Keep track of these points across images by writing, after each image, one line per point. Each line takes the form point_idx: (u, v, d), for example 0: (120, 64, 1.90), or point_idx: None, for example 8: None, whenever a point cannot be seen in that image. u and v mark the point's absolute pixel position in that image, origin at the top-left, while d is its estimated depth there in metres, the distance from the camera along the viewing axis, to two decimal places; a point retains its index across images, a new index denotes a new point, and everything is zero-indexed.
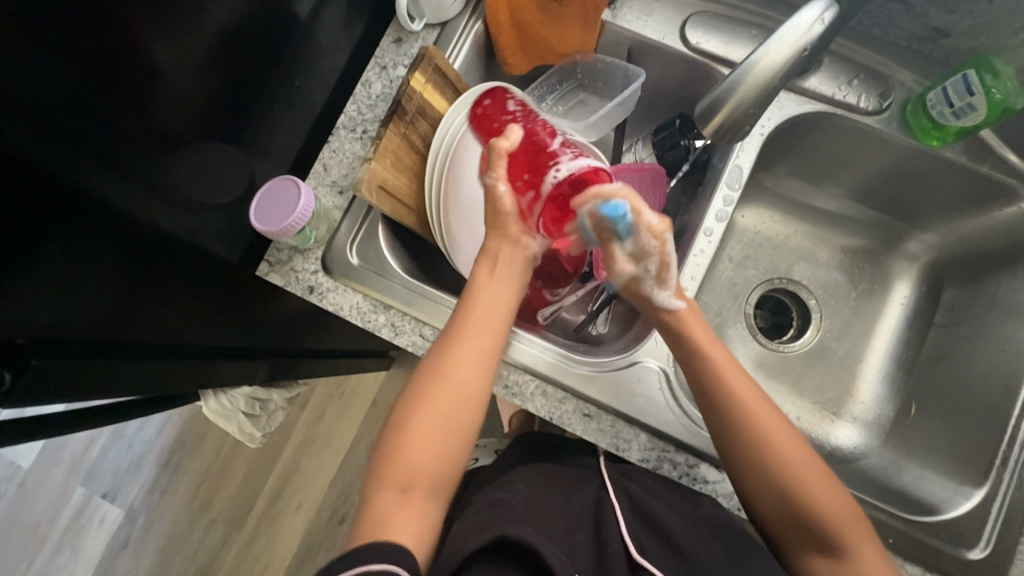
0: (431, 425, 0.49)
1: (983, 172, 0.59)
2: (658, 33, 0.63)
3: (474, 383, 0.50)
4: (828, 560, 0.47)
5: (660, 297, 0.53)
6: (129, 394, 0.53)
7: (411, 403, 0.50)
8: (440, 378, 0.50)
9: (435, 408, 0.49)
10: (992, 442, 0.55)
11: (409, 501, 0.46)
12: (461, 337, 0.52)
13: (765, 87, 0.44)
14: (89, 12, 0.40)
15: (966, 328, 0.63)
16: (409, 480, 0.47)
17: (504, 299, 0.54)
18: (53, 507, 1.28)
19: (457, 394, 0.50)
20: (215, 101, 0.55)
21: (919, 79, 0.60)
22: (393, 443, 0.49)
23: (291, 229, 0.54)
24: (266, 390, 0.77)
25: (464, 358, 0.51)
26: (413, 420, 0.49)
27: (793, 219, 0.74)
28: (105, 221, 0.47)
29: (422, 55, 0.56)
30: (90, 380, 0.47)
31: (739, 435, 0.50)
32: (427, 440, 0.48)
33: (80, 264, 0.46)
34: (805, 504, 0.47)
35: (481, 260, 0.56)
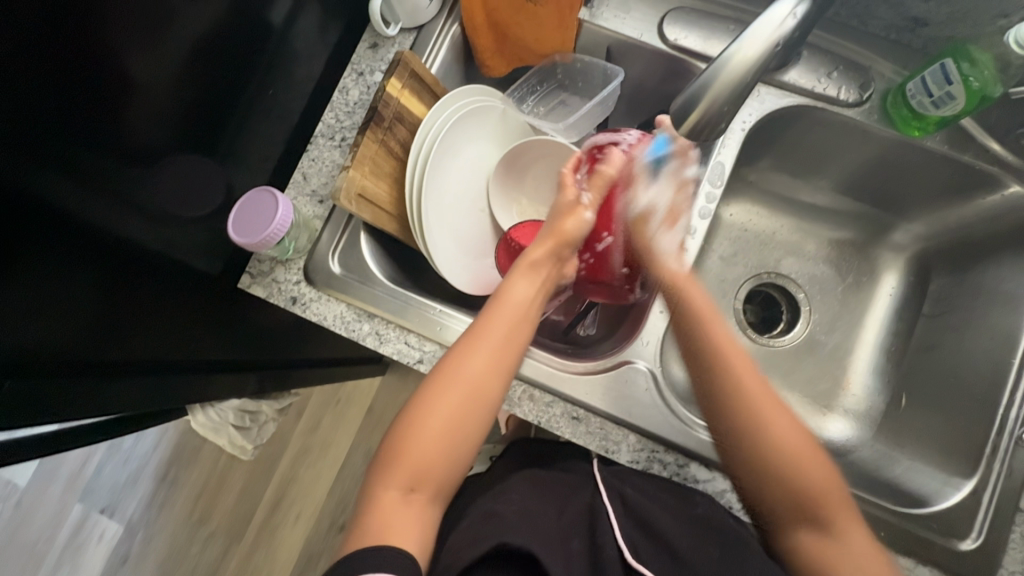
0: (445, 420, 0.49)
1: (965, 160, 0.58)
2: (636, 31, 0.62)
3: (491, 390, 0.50)
4: (815, 535, 0.49)
5: (664, 238, 0.60)
6: (117, 412, 0.53)
7: (426, 392, 0.50)
8: (459, 378, 0.50)
9: (446, 409, 0.49)
10: (982, 431, 0.55)
11: (412, 496, 0.48)
12: (479, 338, 0.51)
13: (739, 84, 0.42)
14: (48, 19, 0.39)
15: (953, 317, 0.63)
16: (413, 480, 0.48)
17: (528, 311, 0.54)
18: (52, 525, 1.28)
19: (475, 398, 0.50)
20: (188, 112, 0.55)
21: (899, 69, 0.60)
22: (402, 427, 0.50)
23: (268, 241, 0.53)
24: (255, 403, 0.77)
25: (488, 364, 0.50)
26: (423, 418, 0.49)
27: (778, 213, 0.74)
28: (78, 238, 0.47)
29: (398, 60, 0.56)
30: (49, 405, 0.46)
31: (727, 405, 0.53)
32: (438, 429, 0.49)
33: (52, 283, 0.45)
34: (788, 473, 0.50)
35: (517, 272, 0.56)
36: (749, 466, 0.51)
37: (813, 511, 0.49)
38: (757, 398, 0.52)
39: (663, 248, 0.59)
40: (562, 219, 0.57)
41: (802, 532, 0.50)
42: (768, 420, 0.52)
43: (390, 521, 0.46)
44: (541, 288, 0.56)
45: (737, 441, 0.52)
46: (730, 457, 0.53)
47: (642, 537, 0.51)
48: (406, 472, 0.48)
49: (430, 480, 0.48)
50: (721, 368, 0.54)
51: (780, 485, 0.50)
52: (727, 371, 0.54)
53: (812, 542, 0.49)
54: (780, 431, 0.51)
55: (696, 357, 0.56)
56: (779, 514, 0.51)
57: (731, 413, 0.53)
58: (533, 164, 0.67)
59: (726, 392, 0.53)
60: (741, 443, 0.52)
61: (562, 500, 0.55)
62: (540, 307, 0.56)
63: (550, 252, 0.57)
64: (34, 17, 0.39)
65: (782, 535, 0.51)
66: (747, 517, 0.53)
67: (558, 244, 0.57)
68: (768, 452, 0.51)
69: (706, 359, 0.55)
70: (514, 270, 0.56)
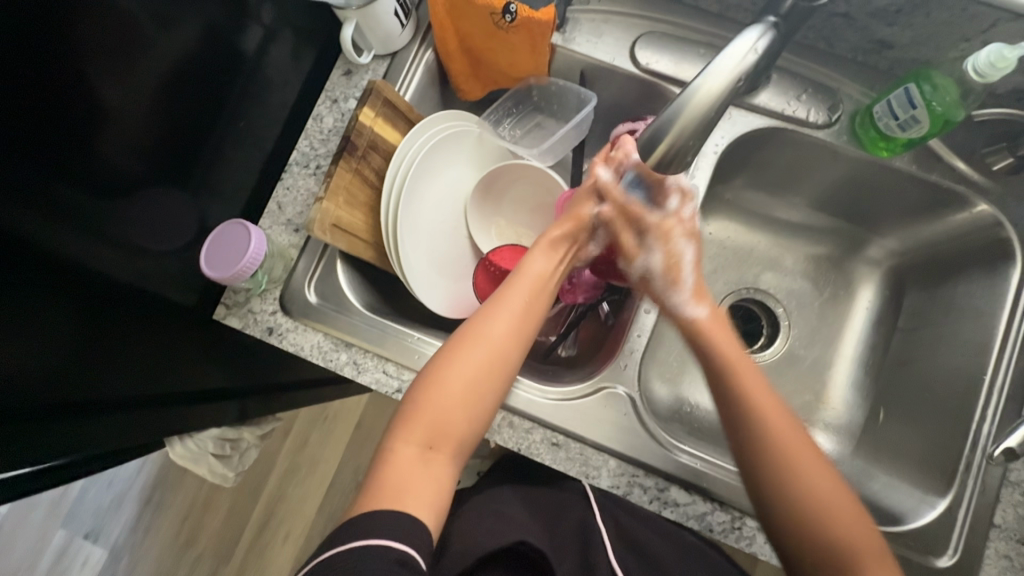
0: (468, 378, 0.49)
1: (932, 180, 0.59)
2: (608, 55, 0.63)
3: (513, 355, 0.51)
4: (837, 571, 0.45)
5: (674, 300, 0.56)
6: (74, 453, 0.52)
7: (450, 348, 0.51)
8: (485, 340, 0.51)
9: (467, 371, 0.49)
10: (957, 446, 0.56)
11: (430, 454, 0.47)
12: (501, 307, 0.53)
13: (705, 118, 0.42)
14: (18, 56, 0.40)
15: (926, 331, 0.64)
16: (432, 439, 0.48)
17: (547, 287, 0.56)
18: (34, 552, 1.25)
19: (498, 362, 0.51)
20: (163, 144, 0.55)
21: (867, 90, 0.61)
22: (423, 384, 0.50)
23: (242, 274, 0.53)
24: (236, 430, 0.75)
25: (511, 331, 0.52)
26: (446, 376, 0.49)
27: (757, 230, 0.74)
28: (56, 261, 0.47)
29: (370, 89, 0.56)
30: (20, 436, 0.46)
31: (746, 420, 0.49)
32: (460, 388, 0.49)
33: (37, 302, 0.45)
34: (823, 519, 0.45)
35: (537, 246, 0.57)
36: (773, 500, 0.47)
37: (840, 549, 0.45)
38: (772, 418, 0.49)
39: (675, 304, 0.56)
40: (578, 204, 0.58)
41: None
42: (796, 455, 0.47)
43: (409, 480, 0.46)
44: (560, 265, 0.57)
45: (767, 488, 0.47)
46: (764, 511, 0.48)
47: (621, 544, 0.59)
48: (425, 429, 0.48)
49: (449, 438, 0.48)
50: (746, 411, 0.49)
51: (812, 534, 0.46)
52: (745, 395, 0.50)
53: None
54: (817, 479, 0.47)
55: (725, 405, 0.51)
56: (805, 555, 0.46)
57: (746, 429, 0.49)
58: (509, 186, 0.67)
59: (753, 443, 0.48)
60: (778, 494, 0.46)
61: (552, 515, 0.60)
62: (558, 285, 0.57)
63: (566, 234, 0.57)
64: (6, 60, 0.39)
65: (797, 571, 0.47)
66: (727, 540, 0.53)
67: (575, 227, 0.57)
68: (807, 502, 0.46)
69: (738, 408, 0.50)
70: (534, 247, 0.57)
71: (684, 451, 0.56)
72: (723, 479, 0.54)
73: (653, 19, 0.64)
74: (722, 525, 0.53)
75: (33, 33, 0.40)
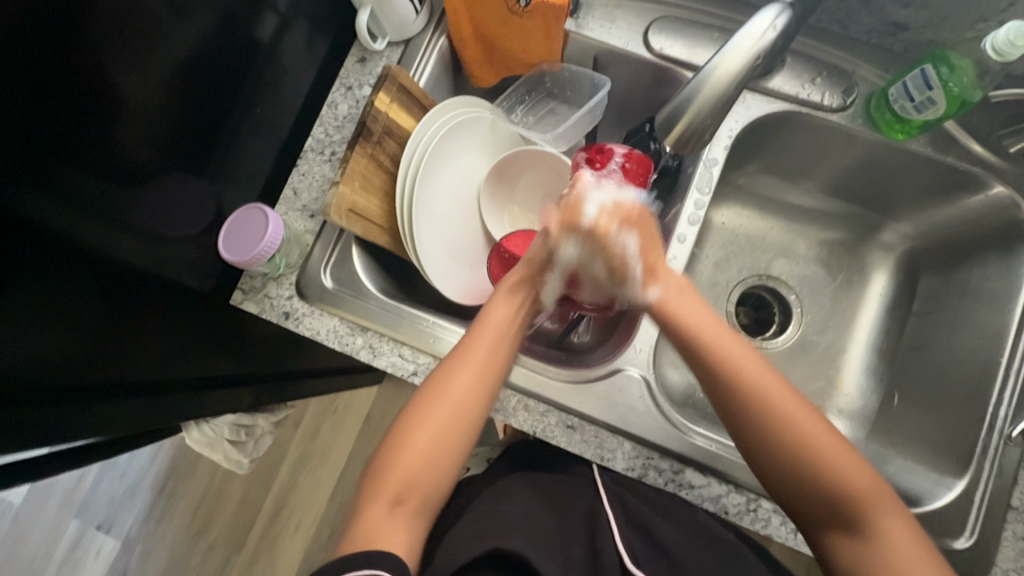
0: (432, 436, 0.50)
1: (948, 163, 0.59)
2: (622, 40, 0.63)
3: (472, 412, 0.51)
4: (852, 537, 0.46)
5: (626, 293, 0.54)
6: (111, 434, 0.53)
7: (415, 410, 0.51)
8: (447, 399, 0.50)
9: (432, 430, 0.50)
10: (972, 429, 0.56)
11: (398, 510, 0.48)
12: (464, 362, 0.52)
13: (722, 96, 0.43)
14: (40, 42, 0.40)
15: (941, 315, 0.64)
16: (400, 494, 0.48)
17: (508, 336, 0.54)
18: (48, 542, 1.27)
19: (459, 420, 0.50)
20: (181, 133, 0.55)
21: (882, 73, 0.60)
22: (391, 449, 0.50)
23: (261, 257, 0.54)
24: (250, 417, 0.76)
25: (473, 386, 0.51)
26: (411, 435, 0.50)
27: (770, 216, 0.74)
28: (72, 256, 0.47)
29: (385, 75, 0.56)
30: (57, 414, 0.47)
31: (740, 401, 0.49)
32: (424, 447, 0.49)
33: (60, 295, 0.46)
34: (819, 467, 0.47)
35: (498, 297, 0.55)
36: (782, 473, 0.48)
37: (848, 512, 0.46)
38: (767, 396, 0.48)
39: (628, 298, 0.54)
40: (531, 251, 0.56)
41: (838, 537, 0.47)
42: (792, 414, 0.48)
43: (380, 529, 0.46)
44: (520, 312, 0.55)
45: (760, 448, 0.48)
46: (767, 476, 0.49)
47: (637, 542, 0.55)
48: (392, 489, 0.48)
49: (416, 493, 0.48)
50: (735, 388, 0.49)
51: (815, 490, 0.47)
52: (733, 379, 0.49)
53: (849, 549, 0.46)
54: (826, 455, 0.47)
55: (716, 385, 0.50)
56: (817, 520, 0.47)
57: (738, 406, 0.48)
58: (522, 172, 0.67)
59: (740, 398, 0.49)
60: (766, 443, 0.48)
61: (562, 506, 0.58)
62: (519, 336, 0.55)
63: (522, 277, 0.56)
64: (33, 51, 0.40)
65: (812, 534, 0.48)
66: (742, 521, 0.53)
67: (529, 273, 0.56)
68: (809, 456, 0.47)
69: (724, 391, 0.49)
70: (493, 295, 0.55)
71: (700, 433, 0.56)
72: (738, 462, 0.54)
73: (666, 4, 0.64)
74: (737, 506, 0.54)
75: (57, 24, 0.41)
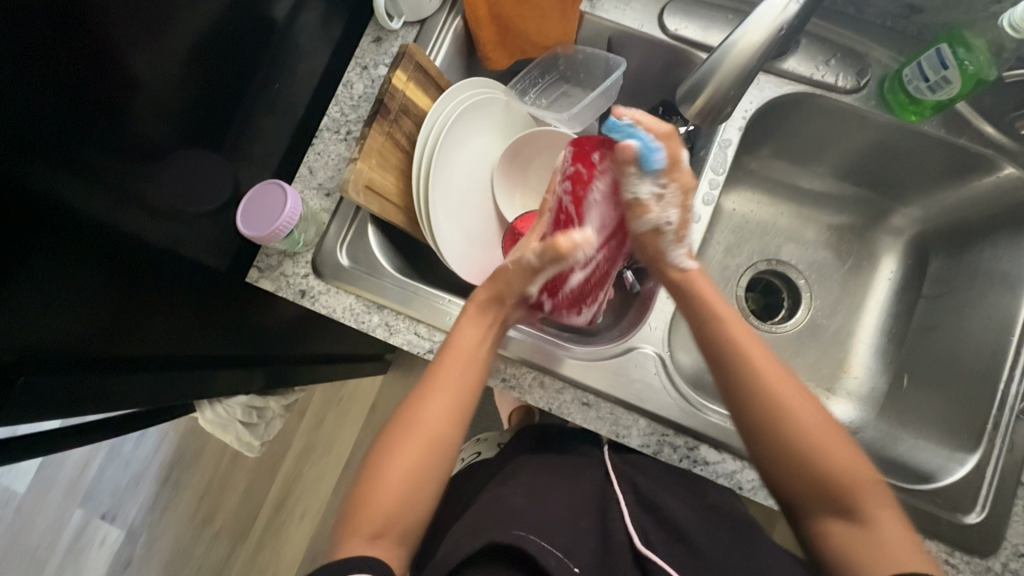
0: (406, 467, 0.49)
1: (960, 144, 0.60)
2: (636, 22, 0.63)
3: (443, 439, 0.51)
4: (847, 524, 0.46)
5: (672, 255, 0.56)
6: (130, 407, 0.54)
7: (387, 443, 0.51)
8: (414, 423, 0.51)
9: (406, 461, 0.49)
10: (984, 407, 0.56)
11: (378, 542, 0.46)
12: (433, 389, 0.52)
13: (743, 69, 0.45)
14: (60, 16, 0.39)
15: (952, 297, 0.65)
16: (379, 527, 0.47)
17: (476, 358, 0.54)
18: (52, 531, 1.27)
19: (431, 449, 0.50)
20: (197, 109, 0.54)
21: (895, 55, 0.61)
22: (370, 477, 0.49)
23: (279, 233, 0.54)
24: (262, 399, 0.76)
25: (437, 406, 0.52)
26: (386, 468, 0.49)
27: (780, 201, 0.75)
28: (88, 237, 0.46)
29: (403, 53, 0.56)
30: (83, 387, 0.48)
31: (743, 375, 0.52)
32: (400, 479, 0.49)
33: (75, 275, 0.46)
34: (815, 448, 0.48)
35: (462, 320, 0.55)
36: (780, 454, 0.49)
37: (844, 502, 0.47)
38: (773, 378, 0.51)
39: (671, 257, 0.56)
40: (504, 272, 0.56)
41: (834, 525, 0.47)
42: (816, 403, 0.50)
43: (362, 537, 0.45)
44: (487, 333, 0.55)
45: (759, 420, 0.50)
46: (763, 462, 0.50)
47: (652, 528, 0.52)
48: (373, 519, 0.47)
49: (396, 522, 0.48)
50: (752, 373, 0.51)
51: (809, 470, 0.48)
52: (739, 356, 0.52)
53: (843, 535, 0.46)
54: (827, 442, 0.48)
55: (724, 366, 0.53)
56: (813, 507, 0.48)
57: (739, 373, 0.52)
58: (536, 154, 0.68)
59: (741, 374, 0.52)
60: (763, 420, 0.50)
61: (571, 482, 0.57)
62: (491, 352, 0.55)
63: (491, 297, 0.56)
64: (52, 26, 0.39)
65: (807, 523, 0.49)
66: (756, 497, 0.54)
67: (498, 290, 0.56)
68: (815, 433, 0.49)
69: (734, 372, 0.52)
70: (459, 319, 0.55)
71: (714, 410, 0.56)
72: None
73: None
74: (751, 482, 0.55)
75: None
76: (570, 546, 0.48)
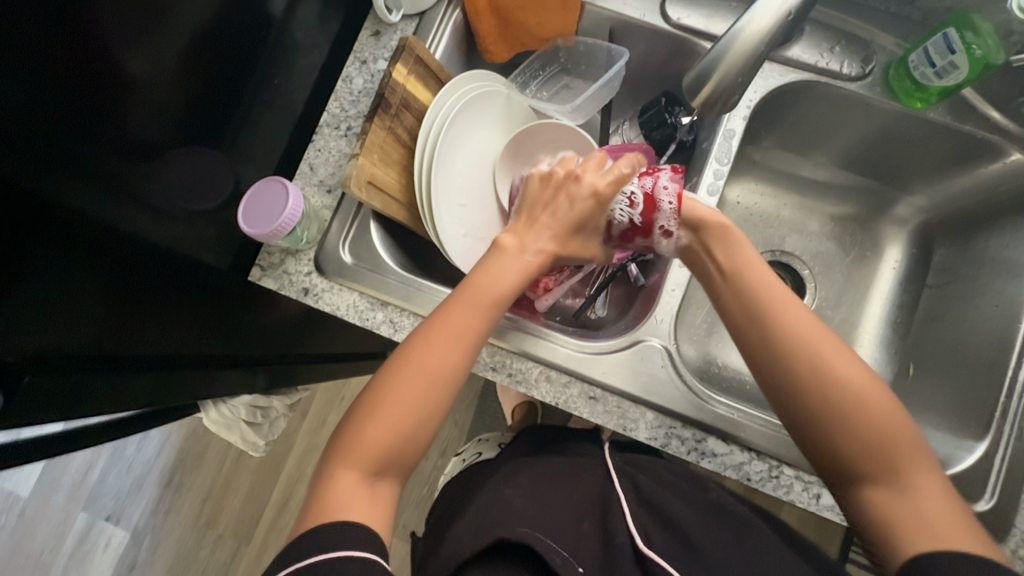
0: (412, 404, 0.45)
1: (968, 130, 0.59)
2: (638, 11, 0.63)
3: (455, 377, 0.47)
4: (883, 490, 0.41)
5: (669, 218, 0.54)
6: (132, 408, 0.52)
7: (387, 377, 0.46)
8: (424, 364, 0.46)
9: (408, 398, 0.45)
10: (992, 394, 0.56)
11: (376, 481, 0.44)
12: (445, 325, 0.48)
13: (752, 55, 0.45)
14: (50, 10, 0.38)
15: (957, 285, 0.64)
16: (378, 466, 0.44)
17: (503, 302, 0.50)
18: (57, 535, 1.27)
19: (439, 387, 0.46)
20: (195, 106, 0.54)
21: (899, 42, 0.61)
22: (365, 412, 0.45)
23: (281, 230, 0.53)
24: (266, 398, 0.76)
25: (450, 351, 0.47)
26: (386, 404, 0.45)
27: (784, 191, 0.74)
28: (91, 240, 0.46)
29: (403, 46, 0.56)
30: (86, 387, 0.46)
31: (770, 334, 0.45)
32: (402, 413, 0.45)
33: (73, 276, 0.45)
34: (852, 413, 0.42)
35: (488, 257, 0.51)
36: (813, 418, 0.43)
37: (878, 464, 0.41)
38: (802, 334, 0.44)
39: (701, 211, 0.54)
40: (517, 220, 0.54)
41: (875, 495, 0.41)
42: (813, 345, 0.44)
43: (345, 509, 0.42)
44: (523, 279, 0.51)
45: (796, 386, 0.44)
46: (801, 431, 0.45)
47: (654, 526, 0.52)
48: (368, 456, 0.44)
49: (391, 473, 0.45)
50: (774, 328, 0.45)
51: (858, 439, 0.42)
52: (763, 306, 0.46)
53: (890, 505, 0.40)
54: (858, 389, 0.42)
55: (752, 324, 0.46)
56: (854, 474, 0.42)
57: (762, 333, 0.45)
58: (538, 148, 0.67)
59: (766, 329, 0.46)
60: (793, 381, 0.44)
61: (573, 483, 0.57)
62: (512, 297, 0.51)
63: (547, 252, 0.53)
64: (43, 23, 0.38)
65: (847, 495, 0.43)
66: (765, 488, 0.54)
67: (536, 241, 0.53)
68: (810, 383, 0.43)
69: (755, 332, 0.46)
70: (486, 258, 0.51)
71: (721, 402, 0.56)
72: (761, 430, 0.55)
73: None
74: (760, 474, 0.54)
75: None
76: (574, 548, 0.49)
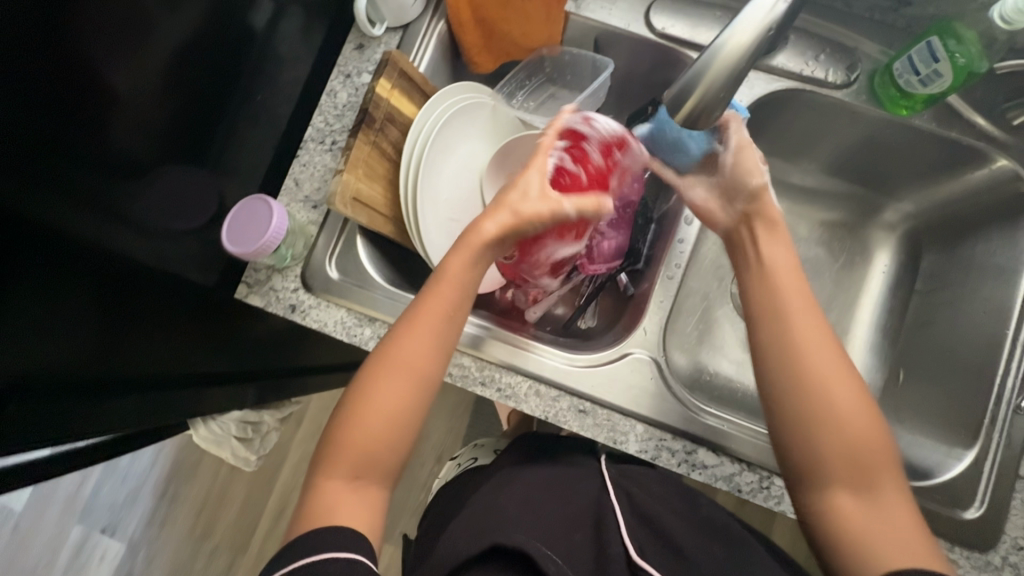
0: (388, 403, 0.46)
1: (953, 137, 0.59)
2: (622, 21, 0.63)
3: (429, 370, 0.47)
4: (851, 499, 0.43)
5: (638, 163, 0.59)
6: (106, 432, 0.52)
7: (366, 375, 0.47)
8: (396, 361, 0.46)
9: (386, 397, 0.46)
10: (980, 400, 0.56)
11: (358, 483, 0.45)
12: (417, 320, 0.48)
13: (735, 69, 0.44)
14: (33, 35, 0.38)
15: (945, 291, 0.65)
16: (358, 470, 0.45)
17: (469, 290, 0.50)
18: (50, 550, 1.26)
19: (414, 383, 0.47)
20: (178, 124, 0.53)
21: (884, 49, 0.61)
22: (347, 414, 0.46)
23: (267, 247, 0.53)
24: (256, 413, 0.76)
25: (422, 341, 0.47)
26: (364, 404, 0.46)
27: (772, 197, 0.74)
28: (79, 263, 0.45)
29: (386, 60, 0.55)
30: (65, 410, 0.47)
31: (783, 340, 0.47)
32: (382, 412, 0.45)
33: (62, 300, 0.44)
34: (841, 428, 0.44)
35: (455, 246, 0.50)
36: (800, 425, 0.45)
37: (861, 479, 0.43)
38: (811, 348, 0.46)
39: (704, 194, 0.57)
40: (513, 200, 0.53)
41: (842, 505, 0.43)
42: (820, 355, 0.46)
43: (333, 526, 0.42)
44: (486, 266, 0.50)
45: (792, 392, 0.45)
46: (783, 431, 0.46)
47: (646, 538, 0.52)
48: (351, 463, 0.45)
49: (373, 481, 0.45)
50: (790, 337, 0.47)
51: (839, 451, 0.43)
52: (780, 315, 0.48)
53: (851, 515, 0.42)
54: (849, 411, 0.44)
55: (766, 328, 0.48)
56: (821, 482, 0.44)
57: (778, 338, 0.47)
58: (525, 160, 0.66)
59: (777, 335, 0.47)
60: (791, 386, 0.45)
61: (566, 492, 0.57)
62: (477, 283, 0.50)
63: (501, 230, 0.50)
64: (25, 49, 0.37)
65: (809, 495, 0.44)
66: (756, 499, 0.54)
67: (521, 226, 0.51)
68: (812, 388, 0.45)
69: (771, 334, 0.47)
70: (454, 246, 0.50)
71: (710, 414, 0.56)
72: (750, 440, 0.55)
73: None
74: (751, 485, 0.54)
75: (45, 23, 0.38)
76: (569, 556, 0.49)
